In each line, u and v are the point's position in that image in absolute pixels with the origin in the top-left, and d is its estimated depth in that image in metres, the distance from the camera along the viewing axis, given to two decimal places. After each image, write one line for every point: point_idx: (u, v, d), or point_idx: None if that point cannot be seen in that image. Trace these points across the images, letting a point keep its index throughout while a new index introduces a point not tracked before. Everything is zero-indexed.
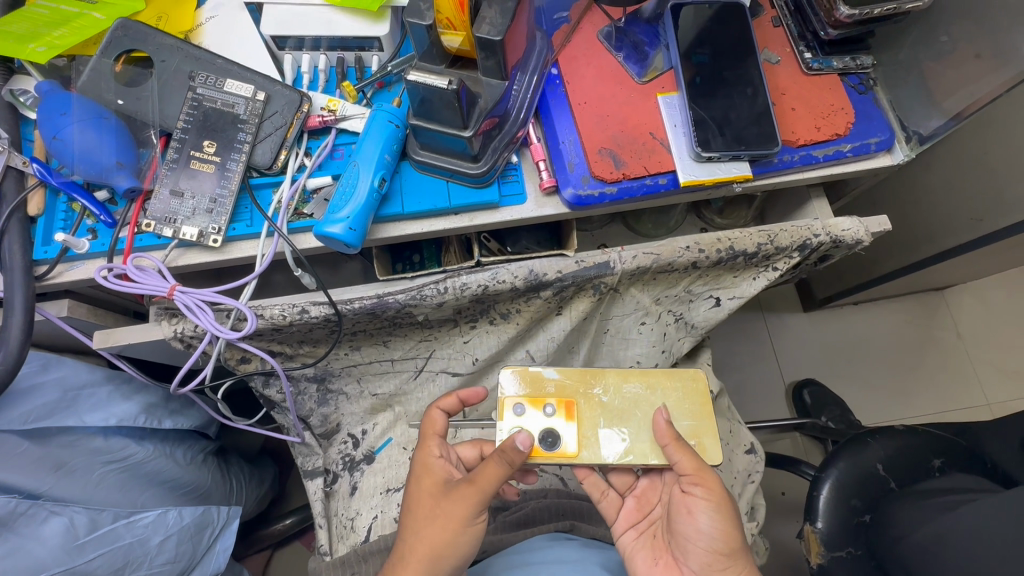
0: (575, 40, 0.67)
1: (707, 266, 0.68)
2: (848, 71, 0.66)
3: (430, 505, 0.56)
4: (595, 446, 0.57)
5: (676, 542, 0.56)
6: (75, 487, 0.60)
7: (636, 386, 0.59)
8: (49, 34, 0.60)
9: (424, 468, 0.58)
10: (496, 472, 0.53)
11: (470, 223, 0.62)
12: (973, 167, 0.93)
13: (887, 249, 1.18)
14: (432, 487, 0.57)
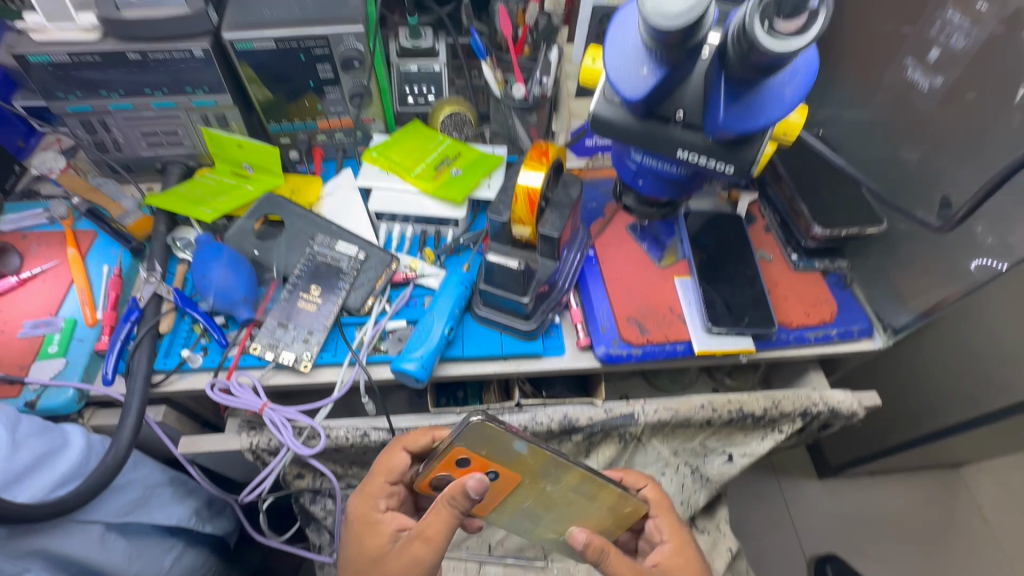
0: (608, 230, 0.85)
1: (720, 424, 0.77)
2: (828, 271, 0.82)
3: (370, 556, 0.61)
4: (507, 515, 0.65)
5: None
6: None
7: (582, 490, 0.61)
8: (214, 199, 0.79)
9: (365, 523, 0.63)
10: (448, 521, 0.57)
11: (517, 368, 0.74)
12: (958, 352, 1.05)
13: (892, 422, 1.24)
14: (374, 548, 0.61)
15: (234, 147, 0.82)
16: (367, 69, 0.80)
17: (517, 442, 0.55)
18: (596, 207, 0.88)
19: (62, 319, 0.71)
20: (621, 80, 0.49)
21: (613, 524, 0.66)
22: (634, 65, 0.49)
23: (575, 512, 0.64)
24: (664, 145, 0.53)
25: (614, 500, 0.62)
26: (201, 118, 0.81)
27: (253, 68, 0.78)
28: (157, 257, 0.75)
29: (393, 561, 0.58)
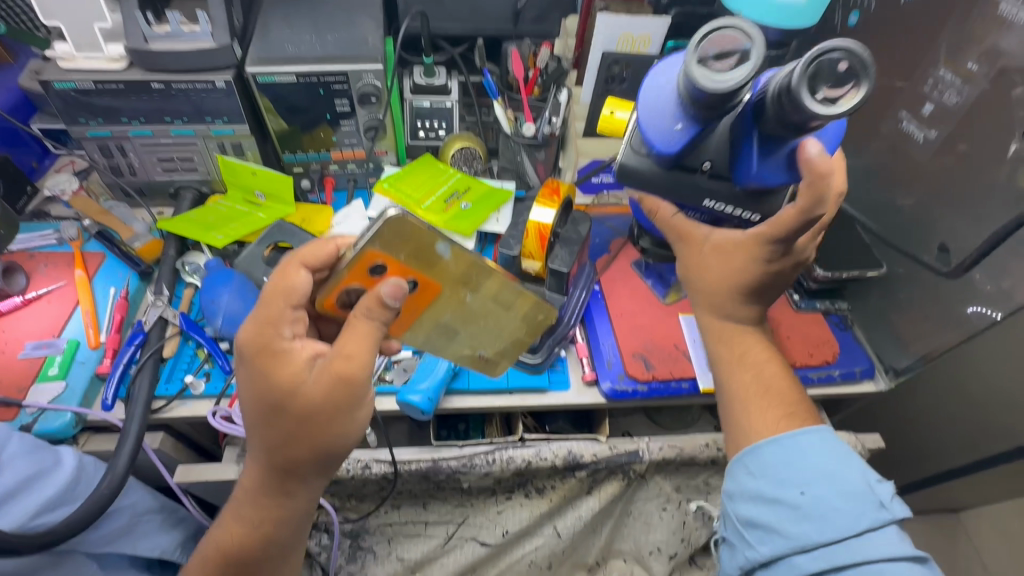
0: (614, 266, 0.86)
1: (725, 463, 0.76)
2: (829, 311, 0.84)
3: (285, 394, 0.49)
4: (423, 334, 0.57)
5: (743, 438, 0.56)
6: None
7: (500, 301, 0.58)
8: (226, 225, 0.80)
9: (272, 355, 0.49)
10: (372, 336, 0.48)
11: (521, 402, 0.74)
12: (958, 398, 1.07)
13: (893, 466, 1.25)
14: (290, 379, 0.49)
15: (248, 174, 0.84)
16: (383, 104, 0.83)
17: (440, 243, 0.49)
18: (601, 242, 0.90)
19: (65, 341, 0.70)
20: (660, 135, 0.51)
21: (526, 337, 0.66)
22: (670, 119, 0.51)
23: (489, 327, 0.61)
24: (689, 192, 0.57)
25: (525, 307, 0.61)
26: (217, 146, 0.83)
27: (271, 100, 0.80)
28: (164, 281, 0.75)
29: (315, 388, 0.49)
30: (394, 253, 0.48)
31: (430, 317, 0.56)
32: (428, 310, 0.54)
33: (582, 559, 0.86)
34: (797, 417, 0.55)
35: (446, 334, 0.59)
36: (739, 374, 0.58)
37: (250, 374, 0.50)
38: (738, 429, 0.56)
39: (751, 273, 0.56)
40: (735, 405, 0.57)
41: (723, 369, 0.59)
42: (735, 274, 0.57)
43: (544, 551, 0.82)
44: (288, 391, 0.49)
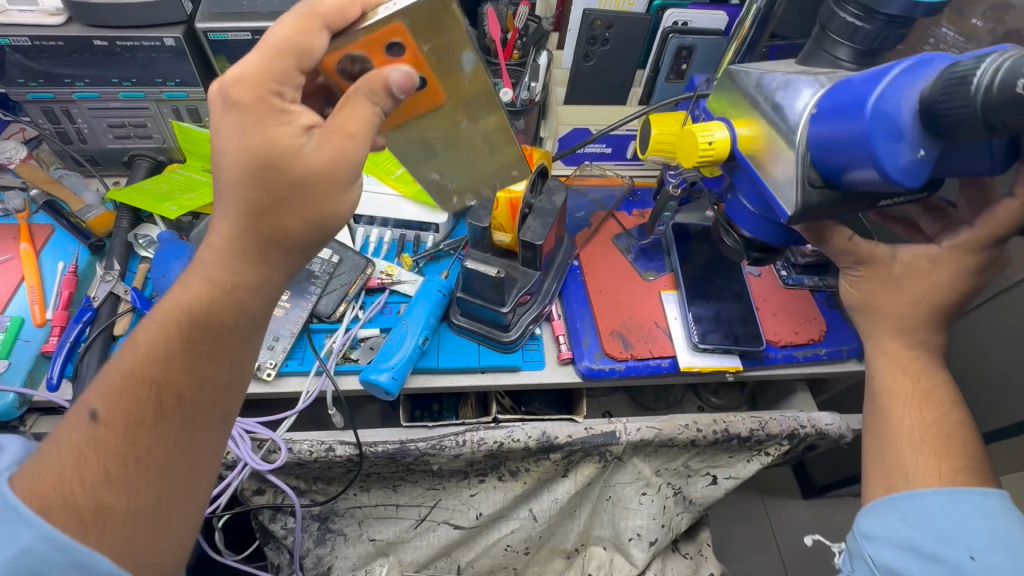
0: (595, 241, 0.83)
1: (705, 445, 0.74)
2: (817, 288, 0.80)
3: (269, 150, 0.42)
4: (403, 139, 0.53)
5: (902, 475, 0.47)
6: (41, 558, 0.33)
7: (492, 135, 0.56)
8: (181, 197, 0.75)
9: (257, 104, 0.42)
10: (372, 121, 0.44)
11: (494, 381, 0.71)
12: None
13: None
14: (281, 141, 0.43)
15: (206, 142, 0.78)
16: None
17: (467, 51, 0.46)
18: (583, 216, 0.87)
19: (9, 318, 0.66)
20: (901, 172, 0.38)
21: (491, 187, 0.63)
22: (906, 147, 0.38)
23: (466, 160, 0.58)
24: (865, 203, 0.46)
25: (509, 154, 0.58)
26: (172, 111, 0.78)
27: (230, 62, 0.74)
28: (116, 255, 0.71)
29: (311, 155, 0.43)
30: (416, 33, 0.43)
31: (422, 125, 0.52)
32: (422, 114, 0.51)
33: (560, 544, 0.84)
34: (975, 473, 0.46)
35: (424, 146, 0.55)
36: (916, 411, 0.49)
37: (240, 124, 0.43)
38: (894, 460, 0.48)
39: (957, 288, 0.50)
40: (898, 442, 0.48)
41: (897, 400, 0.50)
42: (935, 291, 0.51)
43: (521, 535, 0.81)
44: (273, 156, 0.42)
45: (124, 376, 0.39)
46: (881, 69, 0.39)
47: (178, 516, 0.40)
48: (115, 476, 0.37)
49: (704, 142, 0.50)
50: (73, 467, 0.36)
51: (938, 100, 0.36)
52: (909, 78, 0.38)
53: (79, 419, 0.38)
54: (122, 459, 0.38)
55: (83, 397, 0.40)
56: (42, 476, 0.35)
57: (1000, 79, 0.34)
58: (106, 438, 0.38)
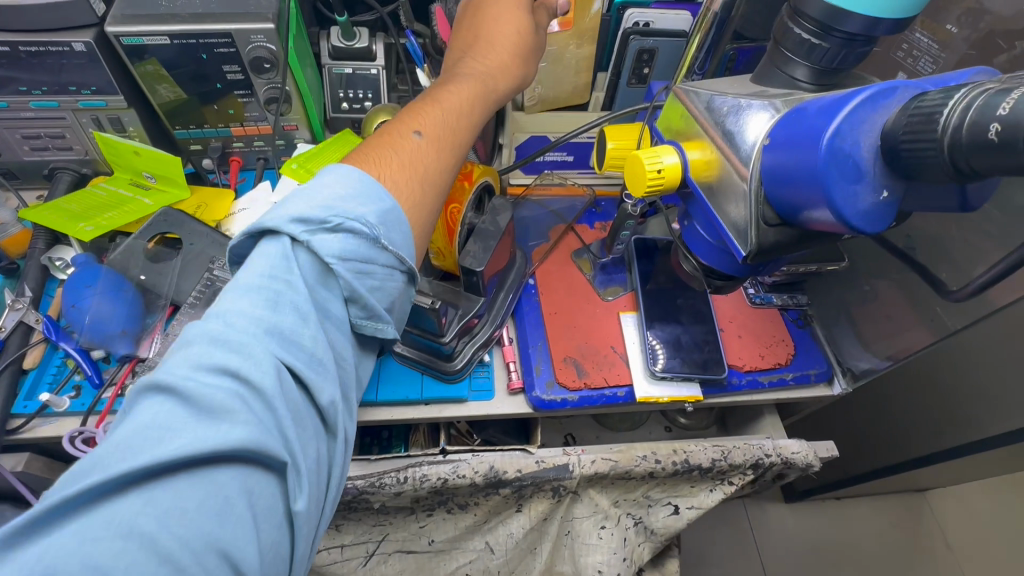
0: (552, 257, 0.78)
1: (665, 476, 0.70)
2: (787, 307, 0.76)
3: (491, 22, 0.62)
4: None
5: None
6: (395, 220, 0.44)
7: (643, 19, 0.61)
8: (100, 215, 0.69)
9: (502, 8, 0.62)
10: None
11: (438, 413, 0.66)
12: (933, 389, 1.07)
13: (867, 447, 1.27)
14: (505, 57, 0.60)
15: (132, 154, 0.72)
16: (283, 71, 0.71)
17: None
18: (543, 229, 0.82)
19: None
20: (860, 218, 0.32)
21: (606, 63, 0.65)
22: (867, 190, 0.32)
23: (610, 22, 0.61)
24: (828, 239, 0.40)
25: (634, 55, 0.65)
26: (91, 120, 0.72)
27: (162, 64, 0.68)
28: (29, 280, 0.66)
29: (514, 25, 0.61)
30: None
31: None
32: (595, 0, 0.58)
33: None
34: None
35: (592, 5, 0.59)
36: None
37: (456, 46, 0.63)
38: None
39: None
40: None
41: None
42: None
43: (479, 566, 0.77)
44: (515, 38, 0.61)
45: (432, 125, 0.51)
46: (839, 98, 0.33)
47: (425, 217, 0.48)
48: (423, 169, 0.48)
49: (653, 169, 0.45)
50: (400, 171, 0.47)
51: (901, 139, 0.30)
52: (868, 111, 0.32)
53: (406, 137, 0.49)
54: (439, 149, 0.50)
55: (393, 127, 0.50)
56: (375, 167, 0.46)
57: (971, 120, 0.27)
58: (426, 145, 0.49)
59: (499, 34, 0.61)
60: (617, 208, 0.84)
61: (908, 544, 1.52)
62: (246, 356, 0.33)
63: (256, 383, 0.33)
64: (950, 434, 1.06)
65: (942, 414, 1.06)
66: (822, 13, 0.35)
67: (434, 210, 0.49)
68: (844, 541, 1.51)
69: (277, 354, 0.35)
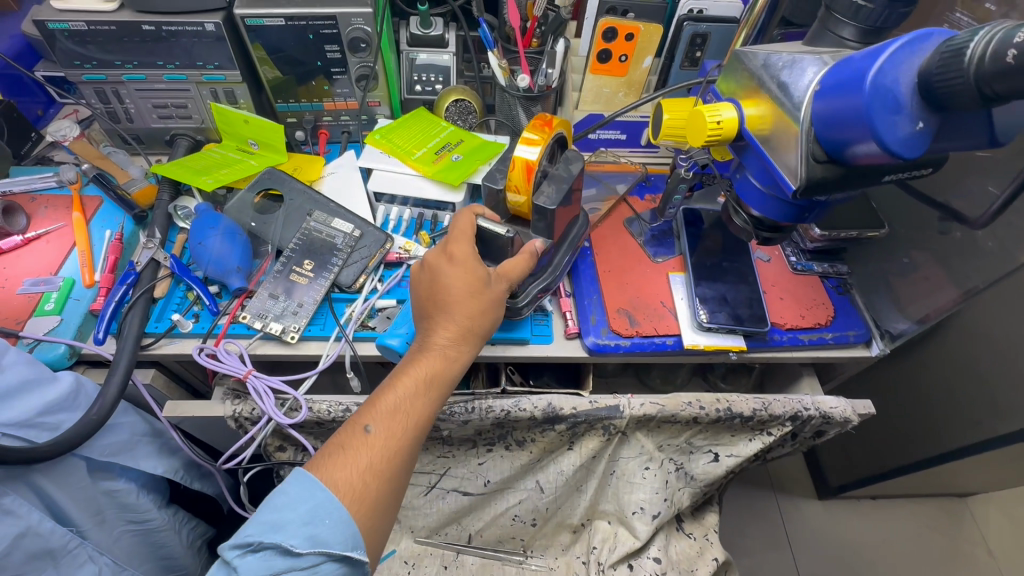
0: (605, 223, 0.85)
1: (708, 422, 0.75)
2: (827, 275, 0.81)
3: (462, 293, 0.61)
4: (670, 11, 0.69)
5: (394, 444, 0.52)
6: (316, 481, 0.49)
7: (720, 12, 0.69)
8: (217, 171, 0.81)
9: (449, 284, 0.61)
10: (468, 237, 0.64)
11: (503, 352, 0.74)
12: (972, 377, 1.09)
13: (903, 439, 1.29)
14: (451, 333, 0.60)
15: (241, 123, 0.83)
16: (374, 51, 0.82)
17: None
18: (596, 198, 0.89)
19: (61, 279, 0.72)
20: (900, 144, 0.39)
21: None
22: (904, 120, 0.38)
23: None
24: (871, 178, 0.46)
25: None
26: (210, 93, 0.83)
27: (266, 49, 0.79)
28: (158, 224, 0.77)
29: (497, 287, 0.63)
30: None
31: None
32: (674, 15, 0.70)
33: (567, 519, 0.88)
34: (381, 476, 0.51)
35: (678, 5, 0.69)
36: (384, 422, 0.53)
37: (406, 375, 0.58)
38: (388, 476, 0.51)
39: (416, 411, 0.55)
40: (356, 482, 0.49)
41: (380, 410, 0.53)
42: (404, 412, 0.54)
43: (527, 506, 0.85)
44: (476, 287, 0.61)
45: (389, 410, 0.53)
46: (882, 45, 0.40)
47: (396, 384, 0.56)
48: (388, 452, 0.52)
49: (713, 121, 0.52)
50: (391, 437, 0.52)
51: (935, 73, 0.37)
52: (907, 53, 0.38)
53: (357, 431, 0.52)
54: (431, 384, 0.57)
55: (360, 412, 0.54)
56: (336, 466, 0.50)
57: (992, 50, 0.34)
58: (370, 482, 0.50)
59: (454, 292, 0.61)
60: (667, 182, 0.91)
61: (947, 547, 1.51)
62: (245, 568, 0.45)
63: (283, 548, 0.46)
64: (990, 423, 1.08)
65: (981, 404, 1.08)
66: None
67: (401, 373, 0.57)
68: (877, 541, 1.51)
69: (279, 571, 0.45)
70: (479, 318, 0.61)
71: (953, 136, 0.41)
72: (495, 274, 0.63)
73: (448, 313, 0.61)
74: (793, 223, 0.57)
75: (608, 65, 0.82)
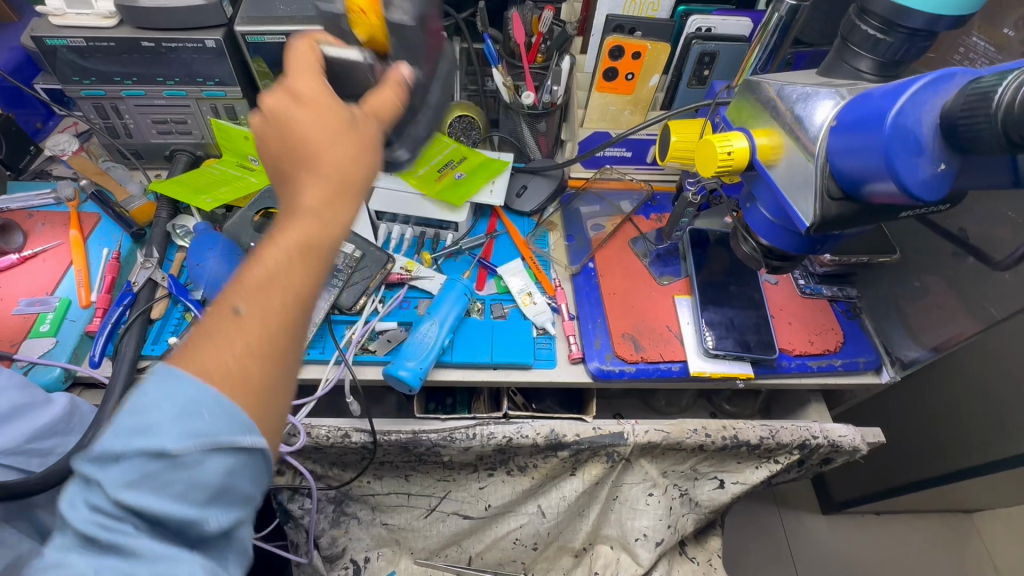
0: (610, 244, 0.84)
1: (713, 450, 0.74)
2: (836, 298, 0.79)
3: (320, 129, 0.42)
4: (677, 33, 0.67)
5: (282, 270, 0.36)
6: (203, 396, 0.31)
7: None
8: (217, 189, 0.80)
9: (290, 129, 0.42)
10: (317, 72, 0.45)
11: (504, 377, 0.72)
12: (981, 398, 1.07)
13: (910, 457, 1.27)
14: (321, 193, 0.40)
15: (242, 139, 0.81)
16: None
17: None
18: (601, 220, 0.89)
19: (57, 299, 0.71)
20: (920, 187, 0.37)
21: None
22: (926, 162, 0.37)
23: None
24: (886, 214, 0.45)
25: None
26: (210, 109, 0.82)
27: (266, 62, 0.78)
28: (156, 243, 0.75)
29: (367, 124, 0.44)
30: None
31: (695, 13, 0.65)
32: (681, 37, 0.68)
33: (568, 543, 0.86)
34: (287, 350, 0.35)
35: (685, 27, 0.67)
36: (300, 282, 0.37)
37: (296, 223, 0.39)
38: (287, 286, 0.36)
39: (321, 255, 0.39)
40: (231, 361, 0.32)
41: (254, 264, 0.36)
42: (299, 232, 0.38)
43: (529, 531, 0.84)
44: (339, 129, 0.42)
45: (258, 280, 0.35)
46: (903, 82, 0.38)
47: (262, 249, 0.37)
48: (269, 333, 0.34)
49: (723, 151, 0.50)
50: (234, 341, 0.33)
51: (959, 116, 0.35)
52: (929, 93, 0.37)
53: (222, 313, 0.34)
54: (310, 250, 0.38)
55: (222, 289, 0.35)
56: (200, 354, 0.32)
57: (1021, 97, 0.32)
58: (252, 366, 0.33)
59: (315, 136, 0.41)
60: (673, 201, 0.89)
61: (953, 564, 1.49)
62: (59, 522, 0.28)
63: (118, 496, 0.28)
64: (999, 445, 1.06)
65: (991, 425, 1.06)
66: (886, 10, 0.41)
67: (272, 234, 0.38)
68: (882, 557, 1.49)
69: (100, 538, 0.28)
70: (361, 152, 0.43)
71: (976, 176, 0.39)
72: (360, 110, 0.45)
73: (312, 166, 0.41)
74: (804, 254, 0.56)
75: (614, 83, 0.81)
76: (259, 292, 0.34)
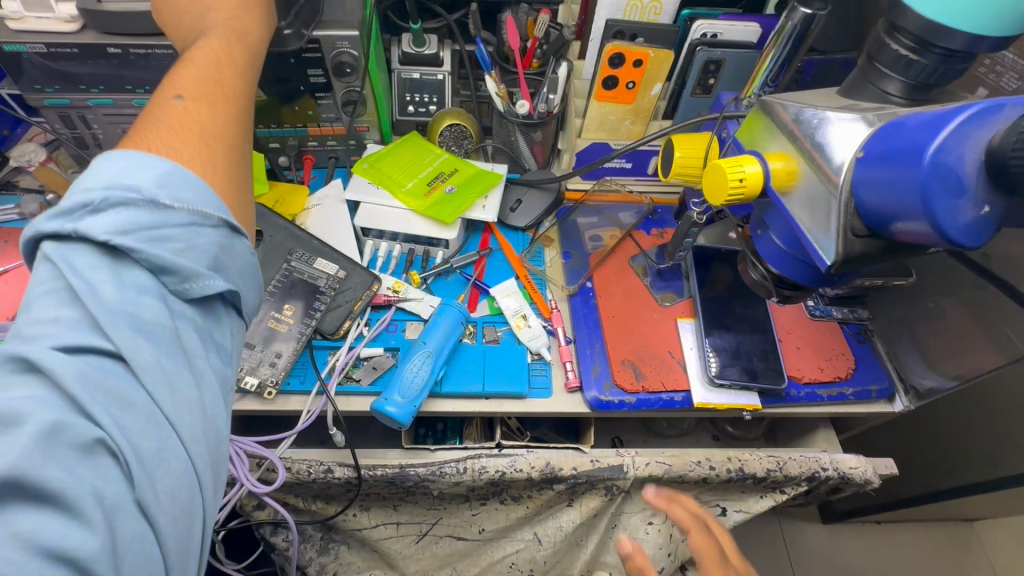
0: (610, 261, 0.80)
1: (718, 482, 0.70)
2: (847, 320, 0.75)
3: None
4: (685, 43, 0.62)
5: (221, 115, 0.41)
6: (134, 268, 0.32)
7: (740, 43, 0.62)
8: None
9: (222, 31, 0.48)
10: None
11: (498, 408, 0.68)
12: None
13: None
14: (223, 43, 0.46)
15: None
16: (361, 75, 0.75)
17: None
18: (599, 234, 0.85)
19: None
20: (959, 231, 0.33)
21: None
22: (968, 204, 0.33)
23: None
24: (913, 251, 0.40)
25: None
26: None
27: None
28: None
29: None
30: None
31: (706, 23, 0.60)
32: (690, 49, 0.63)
33: (567, 571, 0.81)
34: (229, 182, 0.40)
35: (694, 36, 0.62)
36: (200, 112, 0.40)
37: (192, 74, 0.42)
38: (183, 126, 0.39)
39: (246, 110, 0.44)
40: (184, 117, 0.39)
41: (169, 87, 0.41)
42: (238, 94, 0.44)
43: (526, 556, 0.79)
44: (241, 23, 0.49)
45: (201, 105, 0.40)
46: (943, 114, 0.34)
47: (199, 64, 0.43)
48: (214, 119, 0.40)
49: (734, 178, 0.46)
50: (185, 133, 0.38)
51: (1009, 154, 0.31)
52: (973, 126, 0.32)
53: (163, 103, 0.39)
54: (239, 122, 0.43)
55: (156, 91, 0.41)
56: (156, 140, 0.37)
57: None
58: (212, 147, 0.39)
59: None
60: (675, 216, 0.85)
61: None
62: (39, 304, 0.30)
63: (109, 246, 0.31)
64: None
65: None
66: (922, 30, 0.36)
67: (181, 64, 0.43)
68: (883, 568, 1.46)
69: (78, 338, 0.29)
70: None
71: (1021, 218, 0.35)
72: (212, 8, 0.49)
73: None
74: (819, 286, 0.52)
75: (615, 93, 0.76)
76: (199, 76, 0.42)
